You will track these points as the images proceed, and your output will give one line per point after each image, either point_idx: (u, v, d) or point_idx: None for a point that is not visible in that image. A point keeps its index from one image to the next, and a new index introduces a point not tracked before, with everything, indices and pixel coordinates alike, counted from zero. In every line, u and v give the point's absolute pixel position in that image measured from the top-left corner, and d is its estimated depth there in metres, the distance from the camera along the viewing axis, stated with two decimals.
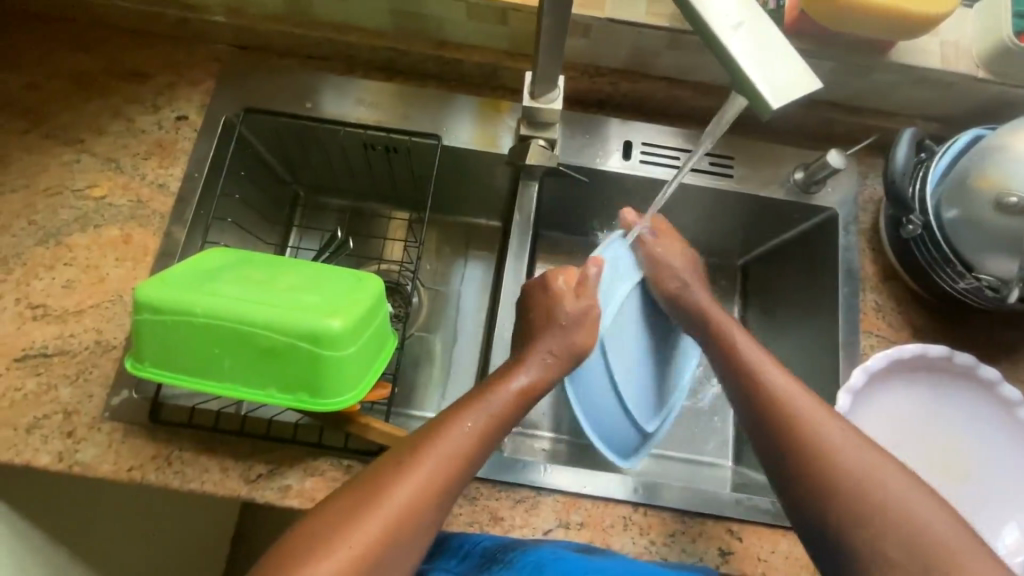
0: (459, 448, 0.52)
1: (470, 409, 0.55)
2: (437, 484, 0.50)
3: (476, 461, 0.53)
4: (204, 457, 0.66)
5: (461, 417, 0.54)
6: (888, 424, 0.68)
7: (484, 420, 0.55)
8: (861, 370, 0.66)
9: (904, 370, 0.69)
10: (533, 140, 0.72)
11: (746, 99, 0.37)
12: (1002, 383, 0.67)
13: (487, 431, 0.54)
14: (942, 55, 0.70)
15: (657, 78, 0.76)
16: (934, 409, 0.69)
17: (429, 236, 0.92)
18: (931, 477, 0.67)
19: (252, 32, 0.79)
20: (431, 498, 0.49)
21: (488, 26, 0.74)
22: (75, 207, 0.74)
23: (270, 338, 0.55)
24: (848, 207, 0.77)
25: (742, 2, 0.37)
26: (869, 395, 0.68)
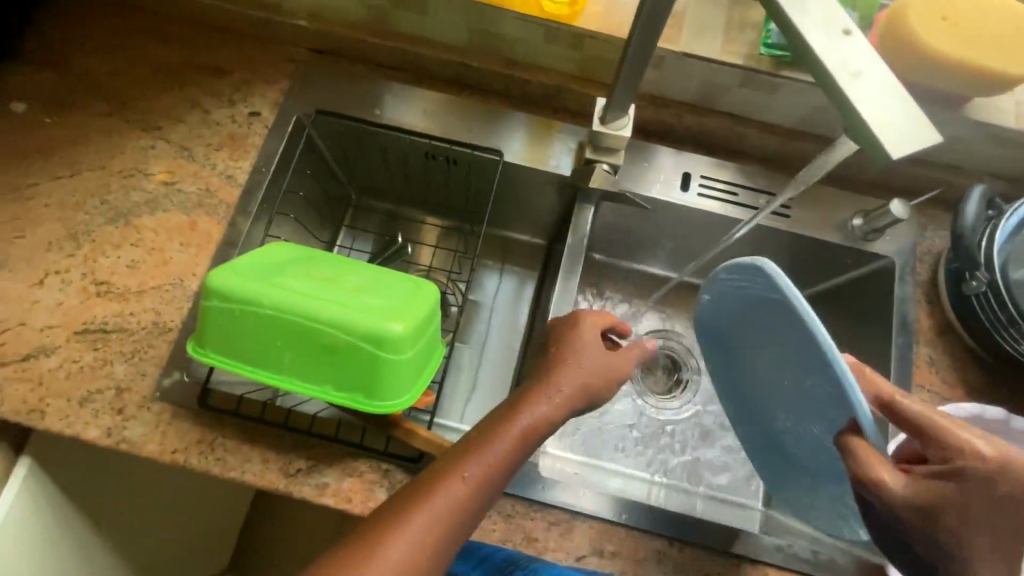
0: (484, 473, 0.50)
1: (485, 441, 0.52)
2: (443, 525, 0.47)
3: (492, 489, 0.50)
4: (246, 446, 0.67)
5: (495, 442, 0.52)
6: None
7: (501, 455, 0.51)
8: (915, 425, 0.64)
9: None
10: (597, 164, 0.72)
11: (857, 142, 0.37)
12: None
13: (502, 467, 0.51)
14: (1018, 115, 0.70)
15: (723, 114, 0.76)
16: None
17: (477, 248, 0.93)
18: None
19: (330, 39, 0.81)
20: (450, 523, 0.48)
21: (562, 50, 0.74)
22: (146, 190, 0.76)
23: (333, 337, 0.55)
24: (907, 259, 0.76)
25: (860, 47, 0.37)
26: None
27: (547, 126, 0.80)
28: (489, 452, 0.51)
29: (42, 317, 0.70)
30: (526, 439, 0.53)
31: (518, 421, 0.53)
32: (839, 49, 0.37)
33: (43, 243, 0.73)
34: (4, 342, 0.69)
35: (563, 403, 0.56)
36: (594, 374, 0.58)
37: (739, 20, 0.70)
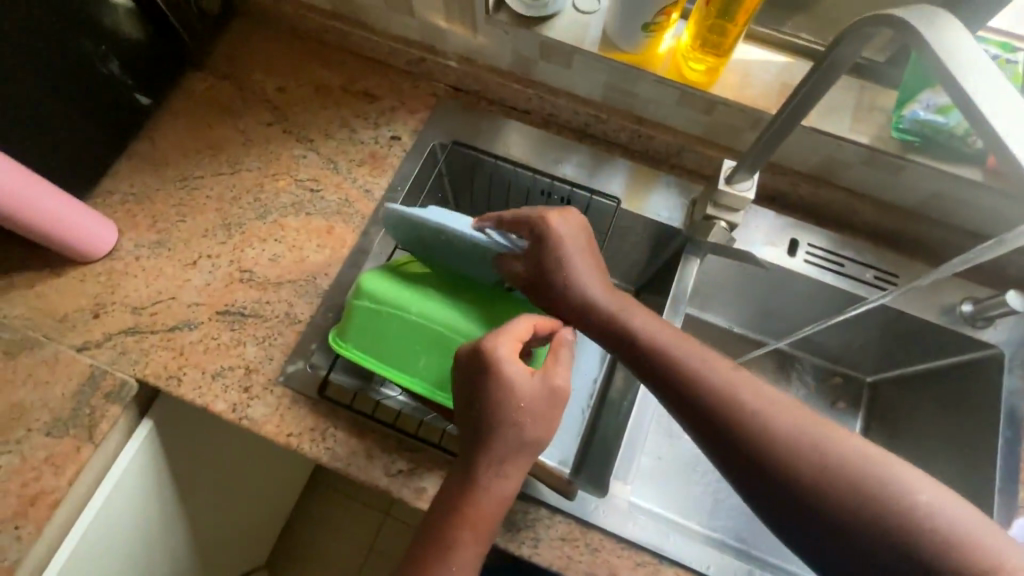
0: (489, 499, 0.56)
1: (471, 469, 0.56)
2: (471, 551, 0.55)
3: (496, 509, 0.56)
4: (355, 440, 0.71)
5: (486, 470, 0.56)
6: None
7: (472, 529, 0.55)
8: None
9: None
10: (716, 221, 0.75)
11: None
12: None
13: (479, 540, 0.55)
14: None
15: (838, 188, 0.79)
16: None
17: None
18: None
19: (473, 79, 0.88)
20: (477, 546, 0.55)
21: (692, 112, 0.79)
22: (294, 194, 0.85)
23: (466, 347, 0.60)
24: (1017, 350, 0.76)
25: None
26: None
27: (650, 178, 0.84)
28: (479, 478, 0.56)
29: (191, 294, 0.78)
30: (495, 503, 0.56)
31: (475, 489, 0.55)
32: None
33: (200, 229, 0.82)
34: (156, 313, 0.77)
35: (515, 459, 0.57)
36: (533, 423, 0.57)
37: (869, 104, 0.74)
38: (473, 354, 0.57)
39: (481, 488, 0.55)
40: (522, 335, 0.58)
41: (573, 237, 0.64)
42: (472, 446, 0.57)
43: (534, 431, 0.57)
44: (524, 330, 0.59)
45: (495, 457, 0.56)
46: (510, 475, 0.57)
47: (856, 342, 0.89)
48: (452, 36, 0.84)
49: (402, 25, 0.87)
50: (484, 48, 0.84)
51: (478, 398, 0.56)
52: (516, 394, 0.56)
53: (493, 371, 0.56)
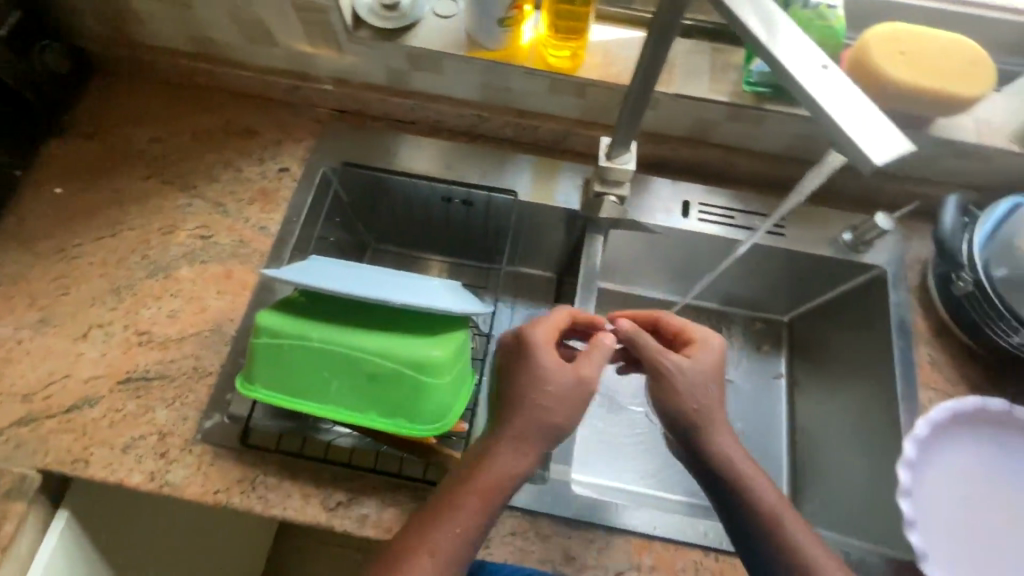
0: (499, 479, 0.56)
1: (484, 456, 0.58)
2: (469, 525, 0.55)
3: (508, 490, 0.57)
4: (287, 483, 0.68)
5: (501, 446, 0.57)
6: (962, 468, 0.69)
7: (467, 512, 0.55)
8: (925, 420, 0.68)
9: (969, 425, 0.70)
10: (606, 196, 0.78)
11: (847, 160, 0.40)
12: None
13: (471, 525, 0.55)
14: (977, 130, 0.74)
15: (714, 146, 0.84)
16: (1004, 465, 0.69)
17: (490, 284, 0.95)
18: (1002, 527, 0.67)
19: (351, 99, 0.87)
20: (478, 522, 0.55)
21: (566, 98, 0.81)
22: (184, 244, 0.81)
23: (376, 365, 0.59)
24: (897, 266, 0.82)
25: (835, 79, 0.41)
26: (936, 446, 0.68)
27: (544, 167, 0.86)
28: (494, 459, 0.57)
29: (87, 368, 0.73)
30: (495, 491, 0.56)
31: (480, 473, 0.56)
32: (821, 81, 0.40)
33: (87, 299, 0.77)
34: (50, 396, 0.72)
35: (530, 444, 0.58)
36: (556, 407, 0.58)
37: (724, 63, 0.77)
38: (516, 339, 0.62)
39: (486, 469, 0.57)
40: (558, 318, 0.65)
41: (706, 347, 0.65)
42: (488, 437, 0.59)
43: (555, 418, 0.58)
44: (558, 320, 0.64)
45: (508, 450, 0.57)
46: (512, 471, 0.57)
47: (765, 288, 0.93)
48: (322, 59, 0.83)
49: (269, 56, 0.85)
50: (355, 67, 0.83)
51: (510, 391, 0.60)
52: (547, 384, 0.59)
53: (529, 352, 0.60)
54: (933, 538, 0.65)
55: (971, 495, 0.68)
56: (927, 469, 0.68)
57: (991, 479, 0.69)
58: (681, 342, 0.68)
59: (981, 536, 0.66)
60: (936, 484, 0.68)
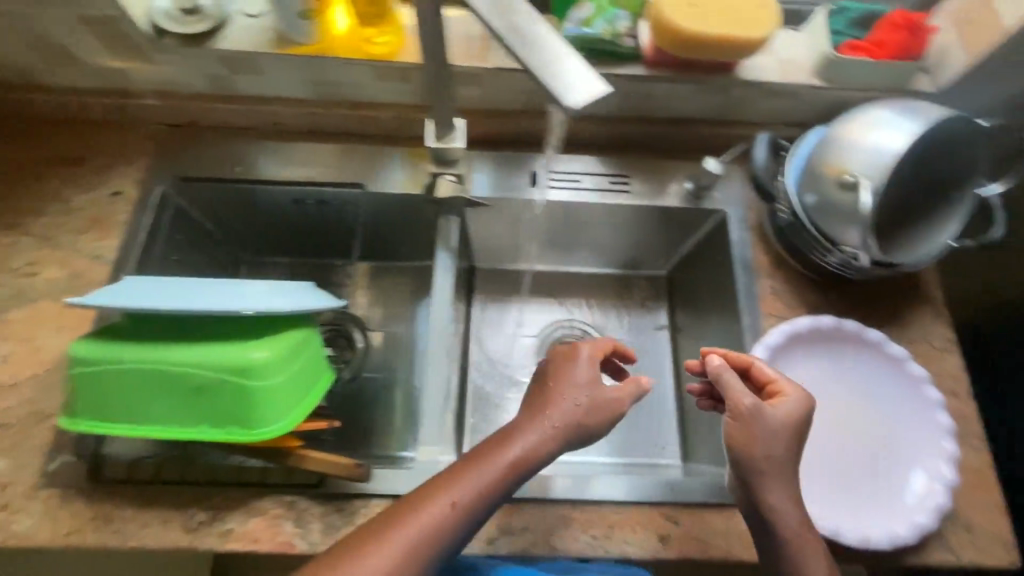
0: (517, 459, 0.58)
1: (506, 441, 0.59)
2: (471, 500, 0.55)
3: (526, 472, 0.58)
4: (144, 511, 0.66)
5: (527, 432, 0.59)
6: (799, 377, 0.75)
7: (481, 486, 0.56)
8: (762, 345, 0.74)
9: (804, 343, 0.76)
10: (442, 176, 0.79)
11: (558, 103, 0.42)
12: (887, 342, 0.75)
13: (481, 499, 0.55)
14: (781, 69, 0.78)
15: (550, 114, 0.85)
16: (839, 375, 0.76)
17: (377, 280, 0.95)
18: (842, 431, 0.74)
19: (180, 111, 0.84)
20: (484, 500, 0.56)
21: (393, 84, 0.80)
22: (13, 285, 0.77)
23: (199, 376, 0.58)
24: (734, 206, 0.87)
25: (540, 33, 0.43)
26: (775, 367, 0.75)
27: (389, 155, 0.86)
28: (515, 444, 0.58)
29: None
30: (513, 473, 0.57)
31: (502, 455, 0.58)
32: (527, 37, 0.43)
33: None
34: None
35: (559, 433, 0.59)
36: (585, 414, 0.61)
37: (539, 32, 0.78)
38: (558, 357, 0.65)
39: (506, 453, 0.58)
40: (585, 352, 0.65)
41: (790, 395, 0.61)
42: (512, 431, 0.60)
43: (585, 414, 0.61)
44: (603, 344, 0.67)
45: (505, 457, 0.58)
46: (517, 468, 0.58)
47: (631, 244, 0.98)
48: (137, 73, 0.80)
49: (80, 77, 0.81)
50: (172, 78, 0.80)
51: (529, 415, 0.61)
52: (566, 402, 0.61)
53: (568, 362, 0.64)
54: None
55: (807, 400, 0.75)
56: None
57: (825, 383, 0.76)
58: (766, 394, 0.64)
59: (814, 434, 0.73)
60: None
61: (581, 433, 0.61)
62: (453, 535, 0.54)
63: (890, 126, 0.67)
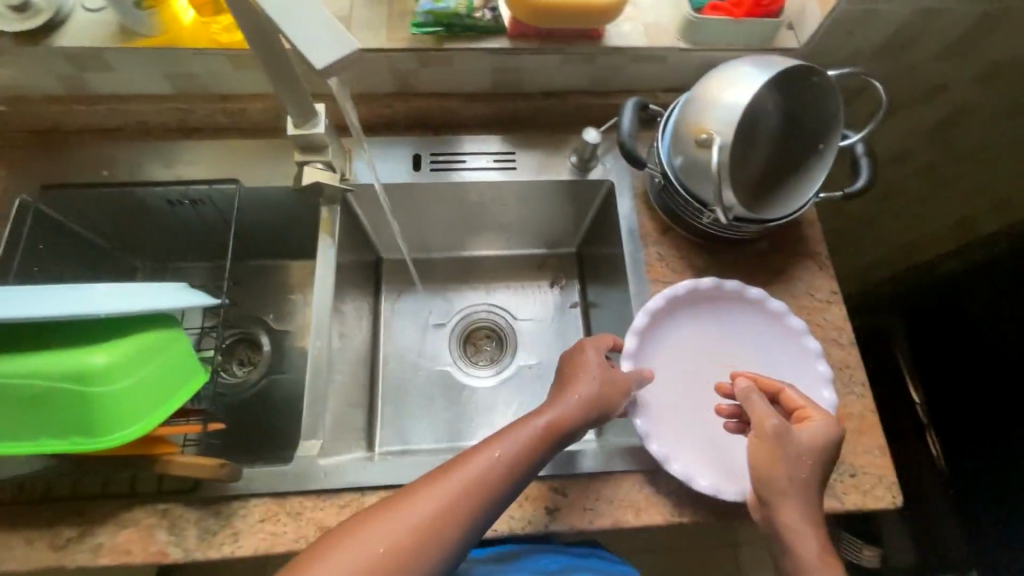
0: (535, 436, 0.58)
1: (522, 423, 0.60)
2: (491, 479, 0.54)
3: (544, 452, 0.59)
4: (6, 534, 0.63)
5: (542, 412, 0.61)
6: (693, 340, 0.76)
7: (515, 451, 0.57)
8: (641, 312, 0.73)
9: (685, 307, 0.76)
10: (308, 164, 0.76)
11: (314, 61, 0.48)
12: (767, 298, 0.75)
13: (515, 463, 0.56)
14: (646, 34, 0.78)
15: (427, 95, 0.84)
16: (721, 335, 0.76)
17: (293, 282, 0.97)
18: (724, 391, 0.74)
19: (37, 116, 0.81)
20: (505, 478, 0.55)
21: (256, 73, 0.78)
22: None
23: (30, 387, 0.54)
24: (621, 174, 0.86)
25: None
26: (655, 334, 0.75)
27: (265, 148, 0.84)
28: (536, 419, 0.60)
29: None
30: (547, 443, 0.59)
31: (537, 423, 0.60)
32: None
33: None
34: None
35: (584, 406, 0.62)
36: (587, 403, 0.62)
37: (400, 11, 0.77)
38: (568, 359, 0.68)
39: (539, 423, 0.60)
40: (592, 361, 0.66)
41: (816, 415, 0.62)
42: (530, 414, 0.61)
43: (602, 392, 0.64)
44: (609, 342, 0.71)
45: (536, 433, 0.59)
46: (545, 443, 0.59)
47: (531, 223, 0.98)
48: None
49: None
50: (18, 80, 0.76)
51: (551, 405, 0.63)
52: (588, 386, 0.63)
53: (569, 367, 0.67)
54: (663, 407, 0.72)
55: (703, 363, 0.75)
56: (648, 355, 0.74)
57: (721, 345, 0.76)
58: (794, 418, 0.64)
59: (709, 397, 0.74)
60: (666, 358, 0.75)
61: (599, 411, 0.63)
62: (484, 505, 0.53)
63: (746, 82, 0.67)
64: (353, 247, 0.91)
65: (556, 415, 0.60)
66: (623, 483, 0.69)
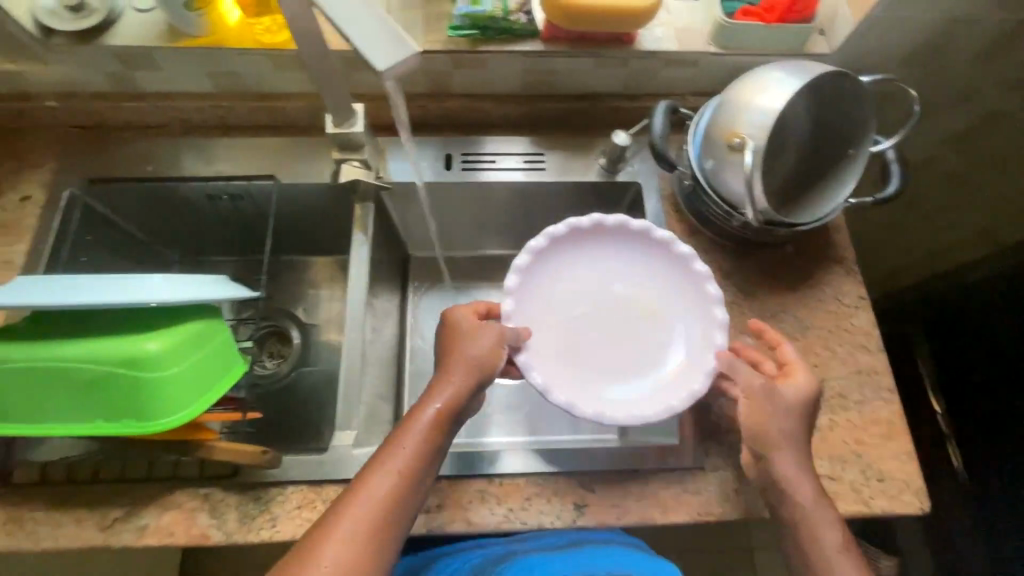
0: (429, 426, 0.61)
1: (411, 422, 0.61)
2: (400, 488, 0.57)
3: (443, 437, 0.61)
4: (57, 513, 0.66)
5: (432, 397, 0.62)
6: (568, 288, 0.79)
7: (414, 448, 0.59)
8: (542, 235, 0.76)
9: (582, 238, 0.79)
10: (346, 161, 0.78)
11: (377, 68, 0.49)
12: (675, 241, 0.76)
13: (414, 460, 0.59)
14: (678, 39, 0.79)
15: (460, 96, 0.86)
16: (613, 272, 0.80)
17: (324, 277, 1.00)
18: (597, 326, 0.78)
19: (84, 112, 0.83)
20: (411, 480, 0.58)
21: (295, 73, 0.80)
22: None
23: (89, 371, 0.57)
24: (648, 177, 0.87)
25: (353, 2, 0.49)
26: (547, 259, 0.78)
27: (303, 146, 0.86)
28: (427, 406, 0.62)
29: None
30: (441, 428, 0.61)
31: (428, 413, 0.61)
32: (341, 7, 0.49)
33: None
34: None
35: (469, 381, 0.63)
36: (470, 375, 0.64)
37: (436, 14, 0.78)
38: (451, 322, 0.69)
39: (429, 411, 0.61)
40: (466, 319, 0.69)
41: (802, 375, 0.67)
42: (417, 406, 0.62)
43: (478, 367, 0.64)
44: (479, 304, 0.72)
45: (431, 423, 0.61)
46: (439, 430, 0.61)
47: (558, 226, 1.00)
48: (33, 74, 0.79)
49: None
50: (70, 78, 0.79)
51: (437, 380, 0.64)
52: (468, 355, 0.65)
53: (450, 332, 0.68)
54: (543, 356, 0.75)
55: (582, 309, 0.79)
56: (534, 279, 0.77)
57: (602, 284, 0.80)
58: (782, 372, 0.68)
59: (590, 341, 0.77)
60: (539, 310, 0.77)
61: (480, 376, 0.64)
62: (404, 513, 0.56)
63: (779, 87, 0.68)
64: (385, 244, 0.92)
65: (448, 396, 0.62)
66: (648, 481, 0.71)
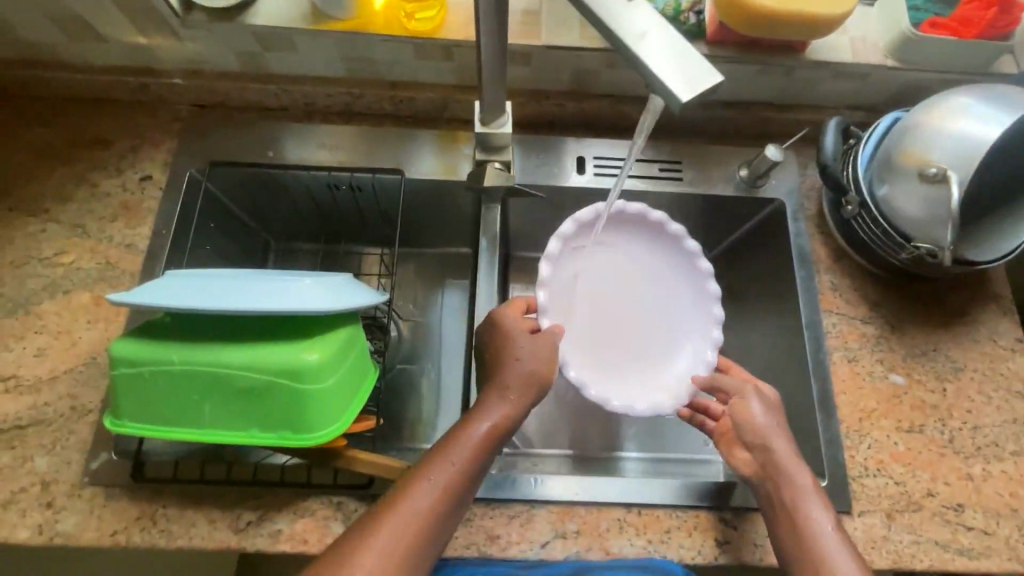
0: (475, 446, 0.58)
1: (455, 441, 0.58)
2: (444, 506, 0.54)
3: (487, 460, 0.58)
4: (190, 511, 0.65)
5: (483, 416, 0.60)
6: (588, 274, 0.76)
7: (458, 469, 0.56)
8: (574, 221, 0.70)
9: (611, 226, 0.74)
10: (488, 163, 0.74)
11: (659, 97, 0.42)
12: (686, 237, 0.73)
13: (459, 483, 0.56)
14: (852, 49, 0.73)
15: (600, 97, 0.81)
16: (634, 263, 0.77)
17: (408, 270, 0.91)
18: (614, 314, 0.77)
19: (209, 91, 0.80)
20: (453, 499, 0.55)
21: (435, 63, 0.76)
22: (43, 274, 0.74)
23: (248, 378, 0.55)
24: (792, 196, 0.82)
25: (649, 16, 0.42)
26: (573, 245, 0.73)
27: (428, 139, 0.81)
28: (477, 426, 0.59)
29: None
30: (487, 450, 0.58)
31: (474, 433, 0.58)
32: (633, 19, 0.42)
33: None
34: None
35: (512, 395, 0.62)
36: (514, 384, 0.62)
37: None
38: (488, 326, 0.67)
39: (479, 430, 0.59)
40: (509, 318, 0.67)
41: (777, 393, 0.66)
42: (461, 426, 0.60)
43: (528, 386, 0.62)
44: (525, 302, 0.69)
45: (478, 442, 0.58)
46: (483, 451, 0.58)
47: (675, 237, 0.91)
48: (164, 49, 0.75)
49: (106, 53, 0.77)
50: (202, 54, 0.76)
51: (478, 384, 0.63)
52: (517, 361, 0.63)
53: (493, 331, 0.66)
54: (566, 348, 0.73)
55: (603, 298, 0.78)
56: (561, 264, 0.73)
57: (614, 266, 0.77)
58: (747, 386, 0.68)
59: (605, 332, 0.77)
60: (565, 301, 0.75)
61: (528, 390, 0.62)
62: (440, 530, 0.54)
63: (980, 113, 0.62)
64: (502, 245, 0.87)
65: (500, 414, 0.60)
66: None
